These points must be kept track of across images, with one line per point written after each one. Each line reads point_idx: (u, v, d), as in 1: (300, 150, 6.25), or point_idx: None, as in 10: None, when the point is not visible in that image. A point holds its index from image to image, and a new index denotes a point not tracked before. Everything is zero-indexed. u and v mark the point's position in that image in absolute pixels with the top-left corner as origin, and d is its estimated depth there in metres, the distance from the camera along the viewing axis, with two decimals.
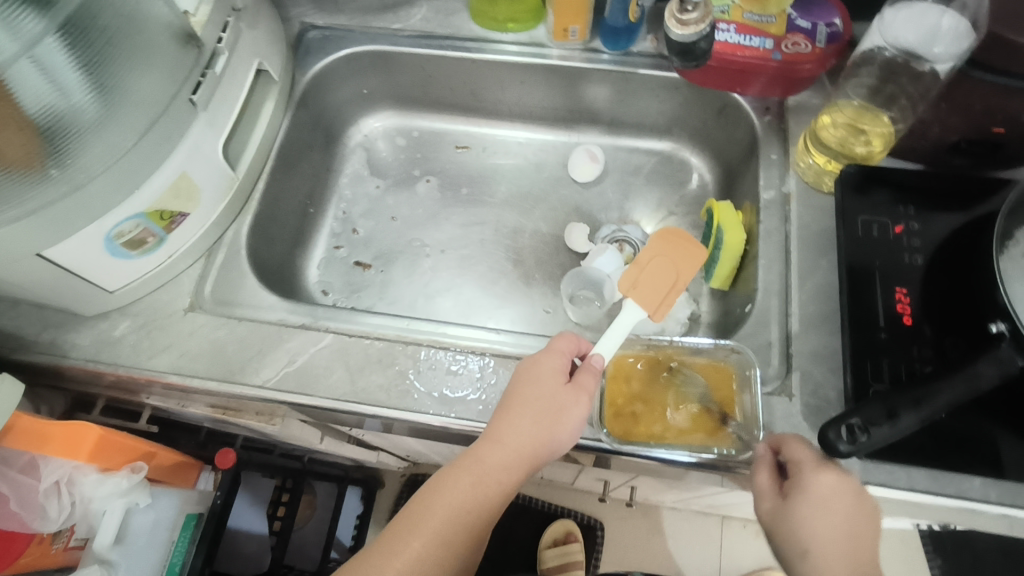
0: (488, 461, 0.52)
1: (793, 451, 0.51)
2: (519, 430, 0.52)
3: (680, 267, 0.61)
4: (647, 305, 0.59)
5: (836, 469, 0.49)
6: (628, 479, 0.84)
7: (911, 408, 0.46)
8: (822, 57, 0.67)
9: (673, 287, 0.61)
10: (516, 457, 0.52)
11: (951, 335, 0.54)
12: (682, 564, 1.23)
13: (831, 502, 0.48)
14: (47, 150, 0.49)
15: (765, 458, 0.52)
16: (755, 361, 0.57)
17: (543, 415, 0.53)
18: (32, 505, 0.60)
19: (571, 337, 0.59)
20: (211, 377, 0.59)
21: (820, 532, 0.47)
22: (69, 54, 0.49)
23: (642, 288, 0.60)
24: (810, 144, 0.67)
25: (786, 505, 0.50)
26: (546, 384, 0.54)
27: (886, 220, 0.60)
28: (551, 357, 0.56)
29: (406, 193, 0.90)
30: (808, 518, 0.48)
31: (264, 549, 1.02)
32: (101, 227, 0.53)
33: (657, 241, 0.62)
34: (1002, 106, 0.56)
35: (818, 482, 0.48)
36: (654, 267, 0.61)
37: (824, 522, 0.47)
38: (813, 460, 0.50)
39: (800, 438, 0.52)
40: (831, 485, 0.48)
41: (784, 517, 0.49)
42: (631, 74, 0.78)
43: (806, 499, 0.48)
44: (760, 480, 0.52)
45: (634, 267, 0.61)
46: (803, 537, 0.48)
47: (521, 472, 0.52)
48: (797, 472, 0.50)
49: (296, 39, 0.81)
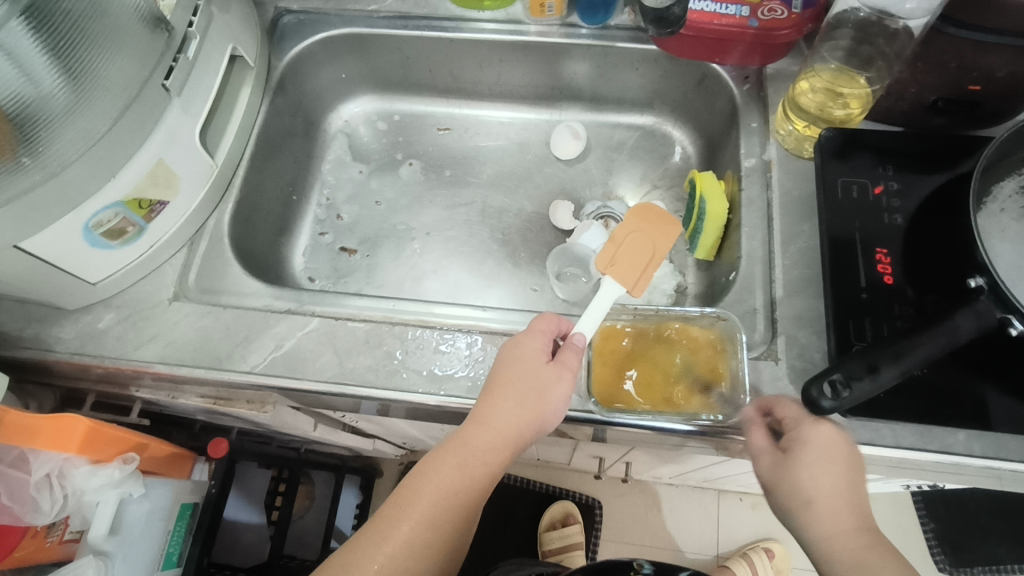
0: (473, 443, 0.52)
1: (783, 410, 0.52)
2: (502, 412, 0.53)
3: (657, 240, 0.61)
4: (626, 280, 0.59)
5: (831, 423, 0.50)
6: (622, 453, 0.84)
7: (891, 361, 0.46)
8: (799, 22, 0.67)
9: (651, 261, 0.60)
10: (500, 438, 0.52)
11: (931, 293, 0.54)
12: (680, 538, 1.25)
13: (833, 454, 0.48)
14: (18, 137, 0.48)
15: (758, 419, 0.53)
16: (740, 326, 0.57)
17: (527, 396, 0.53)
18: (24, 498, 0.59)
19: (552, 317, 0.59)
20: (198, 365, 0.59)
21: (822, 483, 0.48)
22: (35, 39, 0.48)
23: (619, 265, 0.59)
24: (790, 110, 0.67)
25: (787, 460, 0.50)
26: (528, 364, 0.54)
27: (866, 181, 0.60)
28: (533, 337, 0.56)
29: (390, 177, 0.89)
30: (810, 470, 0.48)
31: (263, 538, 1.02)
32: (78, 217, 0.53)
33: (632, 218, 0.61)
34: (976, 63, 0.56)
35: (819, 434, 0.49)
36: (631, 242, 0.61)
37: (826, 473, 0.48)
38: (802, 416, 0.51)
39: (792, 399, 0.53)
40: (830, 438, 0.49)
41: (786, 470, 0.50)
42: (610, 47, 0.78)
43: (807, 452, 0.49)
44: (756, 438, 0.52)
45: (610, 245, 0.60)
46: (805, 488, 0.48)
47: (507, 453, 0.53)
48: (797, 427, 0.51)
49: (271, 25, 0.80)
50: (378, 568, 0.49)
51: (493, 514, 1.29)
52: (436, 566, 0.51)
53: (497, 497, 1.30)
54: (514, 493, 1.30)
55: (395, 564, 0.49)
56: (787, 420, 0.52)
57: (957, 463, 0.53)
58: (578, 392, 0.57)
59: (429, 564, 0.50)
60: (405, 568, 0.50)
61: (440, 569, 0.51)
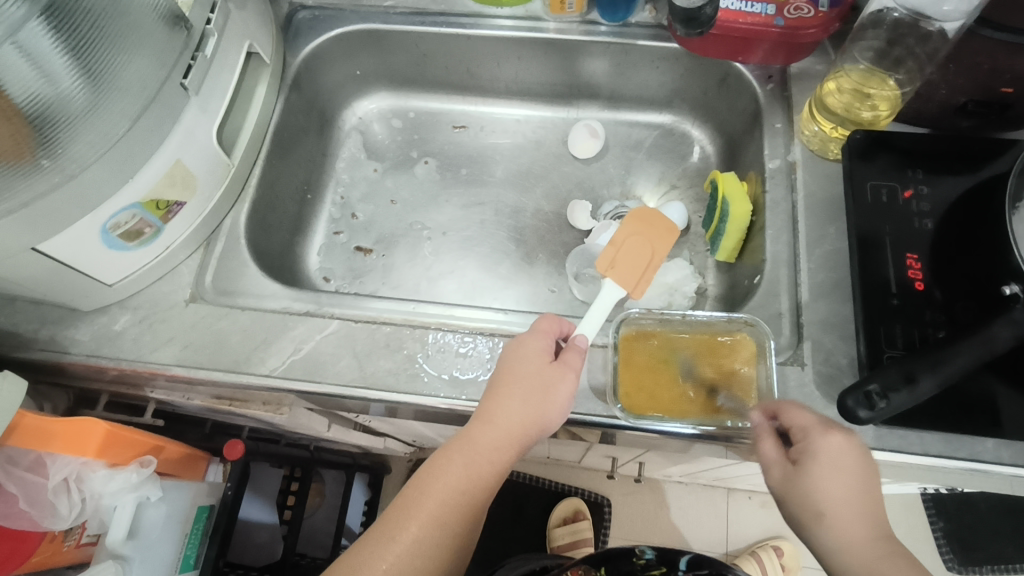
0: (477, 442, 0.52)
1: (791, 418, 0.51)
2: (508, 411, 0.52)
3: (655, 243, 0.62)
4: (627, 283, 0.60)
5: (841, 431, 0.48)
6: (638, 454, 0.84)
7: (929, 371, 0.46)
8: (826, 22, 0.66)
9: (650, 263, 0.61)
10: (506, 437, 0.52)
11: (963, 299, 0.54)
12: (689, 536, 1.25)
13: (842, 461, 0.47)
14: (37, 139, 0.47)
15: (766, 427, 0.52)
16: (768, 333, 0.57)
17: (532, 393, 0.52)
18: (42, 503, 0.59)
19: (553, 318, 0.58)
20: (216, 368, 0.58)
21: (832, 493, 0.47)
22: (54, 38, 0.47)
23: (620, 266, 0.61)
24: (816, 111, 0.66)
25: (796, 471, 0.49)
26: (532, 363, 0.54)
27: (895, 184, 0.59)
28: (536, 337, 0.56)
29: (405, 175, 0.88)
30: (819, 480, 0.47)
31: (275, 539, 1.02)
32: (96, 219, 0.51)
33: (632, 221, 0.62)
34: (1009, 65, 0.55)
35: (826, 444, 0.48)
36: (630, 245, 0.62)
37: (837, 483, 0.47)
38: (812, 425, 0.49)
39: (800, 404, 0.51)
40: (838, 446, 0.48)
41: (797, 483, 0.49)
42: (631, 45, 0.76)
43: (815, 463, 0.48)
44: (766, 449, 0.51)
45: (609, 248, 0.61)
46: (816, 501, 0.47)
47: (512, 451, 0.52)
48: (804, 437, 0.49)
49: (285, 21, 0.79)
50: (386, 568, 0.48)
51: (502, 511, 1.29)
52: (444, 566, 0.50)
53: (506, 495, 1.30)
54: (523, 492, 1.30)
55: (403, 564, 0.49)
56: (795, 429, 0.50)
57: (984, 472, 0.53)
58: (601, 397, 0.56)
59: (437, 563, 0.49)
60: (413, 567, 0.49)
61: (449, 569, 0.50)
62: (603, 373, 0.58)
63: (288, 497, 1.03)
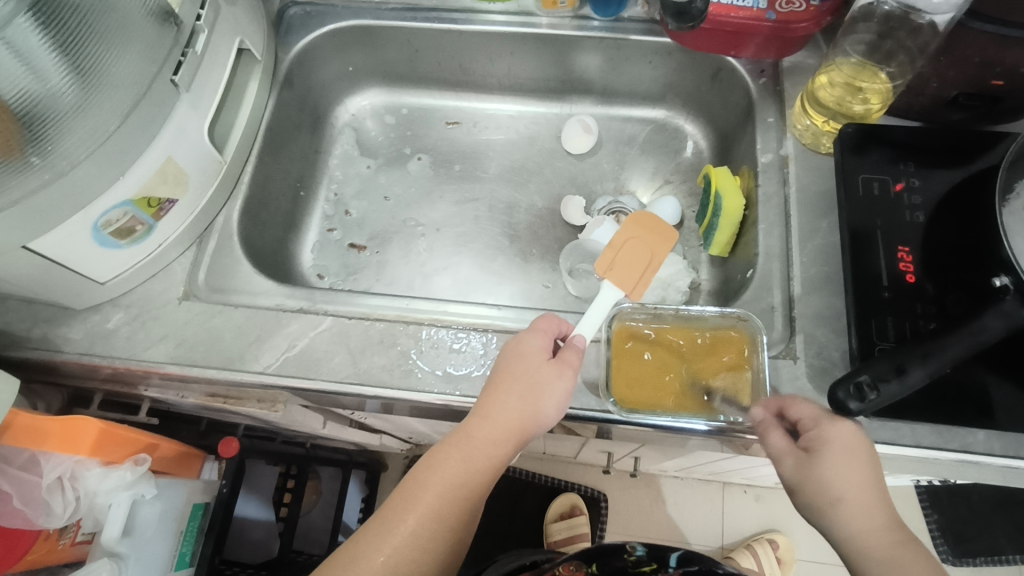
0: (476, 437, 0.52)
1: (797, 411, 0.52)
2: (506, 406, 0.52)
3: (654, 248, 0.62)
4: (624, 285, 0.60)
5: (848, 420, 0.49)
6: (633, 449, 0.84)
7: (920, 362, 0.46)
8: (818, 15, 0.66)
9: (649, 266, 0.61)
10: (502, 431, 0.52)
11: (954, 292, 0.54)
12: (684, 530, 1.25)
13: (856, 450, 0.48)
14: (26, 136, 0.47)
15: (771, 421, 0.52)
16: (761, 328, 0.57)
17: (529, 391, 0.52)
18: (36, 501, 0.59)
19: (551, 317, 0.58)
20: (209, 366, 0.58)
21: (849, 481, 0.47)
22: (43, 35, 0.47)
23: (618, 268, 0.60)
24: (808, 104, 0.67)
25: (810, 460, 0.49)
26: (531, 360, 0.54)
27: (887, 178, 0.59)
28: (534, 335, 0.56)
29: (399, 171, 0.88)
30: (836, 468, 0.48)
31: (271, 535, 1.02)
32: (88, 216, 0.51)
33: (630, 225, 0.62)
34: (999, 58, 0.55)
35: (838, 432, 0.48)
36: (629, 248, 0.61)
37: (852, 470, 0.47)
38: (819, 415, 0.50)
39: (802, 398, 0.53)
40: (851, 433, 0.48)
41: (812, 471, 0.49)
42: (623, 40, 0.76)
43: (830, 450, 0.48)
44: (776, 440, 0.51)
45: (609, 250, 0.61)
46: (833, 487, 0.47)
47: (509, 446, 0.52)
48: (815, 426, 0.50)
49: (277, 17, 0.79)
50: (385, 560, 0.48)
51: (500, 508, 1.28)
52: (442, 559, 0.50)
53: (503, 491, 1.30)
54: (520, 487, 1.30)
55: (401, 556, 0.49)
56: (803, 420, 0.51)
57: (976, 463, 0.53)
58: (594, 391, 0.56)
59: (436, 556, 0.50)
60: (411, 560, 0.49)
61: (445, 562, 0.50)
62: (597, 368, 0.58)
63: (284, 495, 1.04)
